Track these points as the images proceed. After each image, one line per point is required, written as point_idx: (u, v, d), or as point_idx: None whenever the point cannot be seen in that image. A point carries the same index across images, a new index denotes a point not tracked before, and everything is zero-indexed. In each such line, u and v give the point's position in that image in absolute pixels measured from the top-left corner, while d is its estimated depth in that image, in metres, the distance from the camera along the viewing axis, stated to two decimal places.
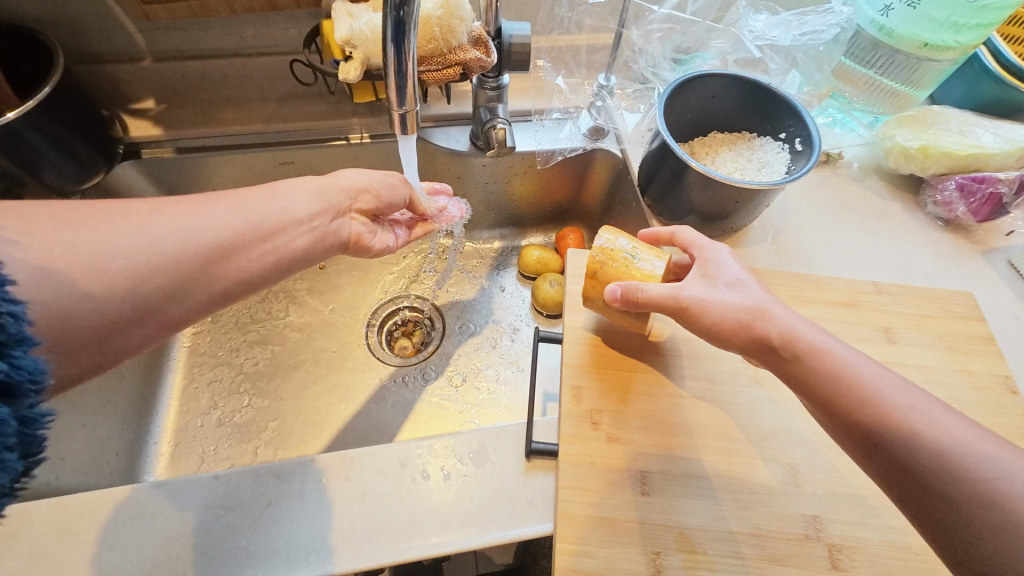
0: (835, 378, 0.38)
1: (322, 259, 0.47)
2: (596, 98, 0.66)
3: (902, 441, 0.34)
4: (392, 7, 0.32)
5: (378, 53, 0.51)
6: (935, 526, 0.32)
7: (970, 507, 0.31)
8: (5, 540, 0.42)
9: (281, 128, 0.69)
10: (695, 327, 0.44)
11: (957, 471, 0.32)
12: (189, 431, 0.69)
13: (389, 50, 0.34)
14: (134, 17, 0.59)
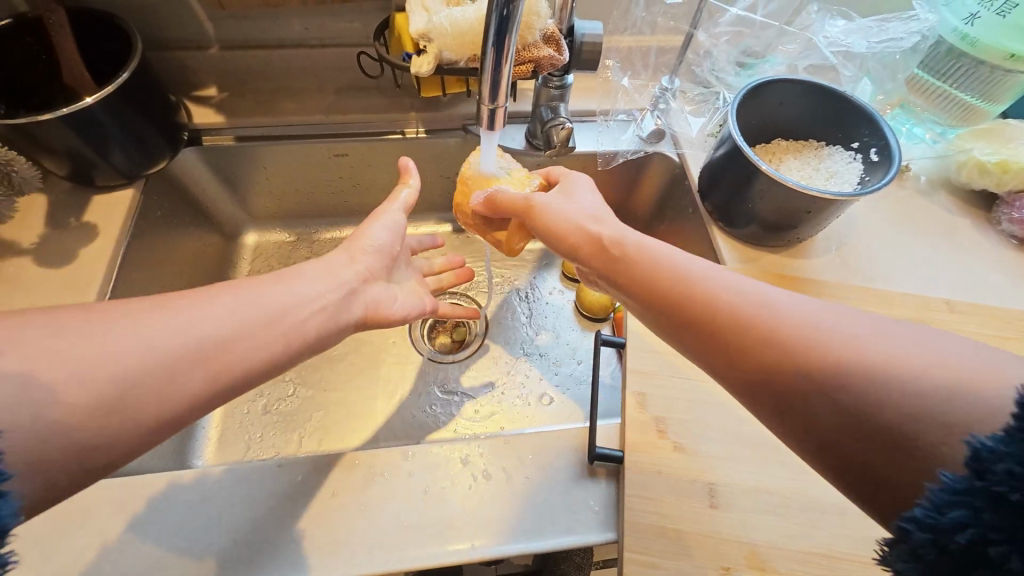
0: (654, 266, 0.40)
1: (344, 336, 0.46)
2: (659, 100, 0.66)
3: (692, 307, 0.37)
4: (499, 5, 0.32)
5: (454, 47, 0.50)
6: (759, 386, 0.33)
7: (762, 352, 0.33)
8: (77, 516, 0.43)
9: (339, 120, 0.68)
10: (545, 236, 0.49)
11: (752, 326, 0.34)
12: (236, 417, 0.69)
13: (490, 47, 0.35)
14: (207, 6, 0.60)
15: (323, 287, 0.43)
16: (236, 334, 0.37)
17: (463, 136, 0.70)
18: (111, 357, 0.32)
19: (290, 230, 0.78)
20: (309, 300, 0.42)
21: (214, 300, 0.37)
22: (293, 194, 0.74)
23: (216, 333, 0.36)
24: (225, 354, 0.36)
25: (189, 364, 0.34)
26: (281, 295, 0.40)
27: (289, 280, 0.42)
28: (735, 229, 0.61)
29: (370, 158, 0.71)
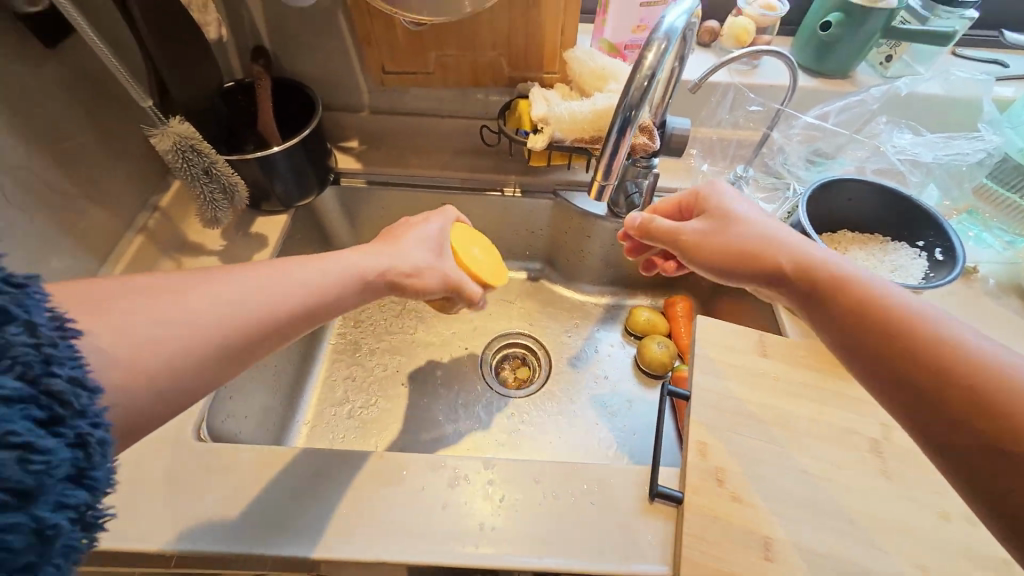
0: (882, 299, 0.38)
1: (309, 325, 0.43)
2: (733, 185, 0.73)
3: (852, 293, 0.39)
4: (625, 109, 0.43)
5: (567, 130, 0.61)
6: (881, 371, 0.36)
7: (897, 329, 0.36)
8: (221, 469, 0.52)
9: (452, 175, 0.82)
10: (707, 246, 0.46)
11: (902, 324, 0.36)
12: (325, 417, 0.79)
13: (611, 138, 0.45)
14: (370, 82, 0.76)
15: (350, 286, 0.46)
16: (275, 320, 0.40)
17: (554, 199, 0.82)
18: (183, 328, 0.35)
19: None
20: (337, 297, 0.45)
21: (243, 287, 0.39)
22: None
23: (261, 317, 0.39)
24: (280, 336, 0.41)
25: (248, 343, 0.38)
26: (302, 281, 0.42)
27: (308, 269, 0.43)
28: None
29: (472, 209, 0.83)
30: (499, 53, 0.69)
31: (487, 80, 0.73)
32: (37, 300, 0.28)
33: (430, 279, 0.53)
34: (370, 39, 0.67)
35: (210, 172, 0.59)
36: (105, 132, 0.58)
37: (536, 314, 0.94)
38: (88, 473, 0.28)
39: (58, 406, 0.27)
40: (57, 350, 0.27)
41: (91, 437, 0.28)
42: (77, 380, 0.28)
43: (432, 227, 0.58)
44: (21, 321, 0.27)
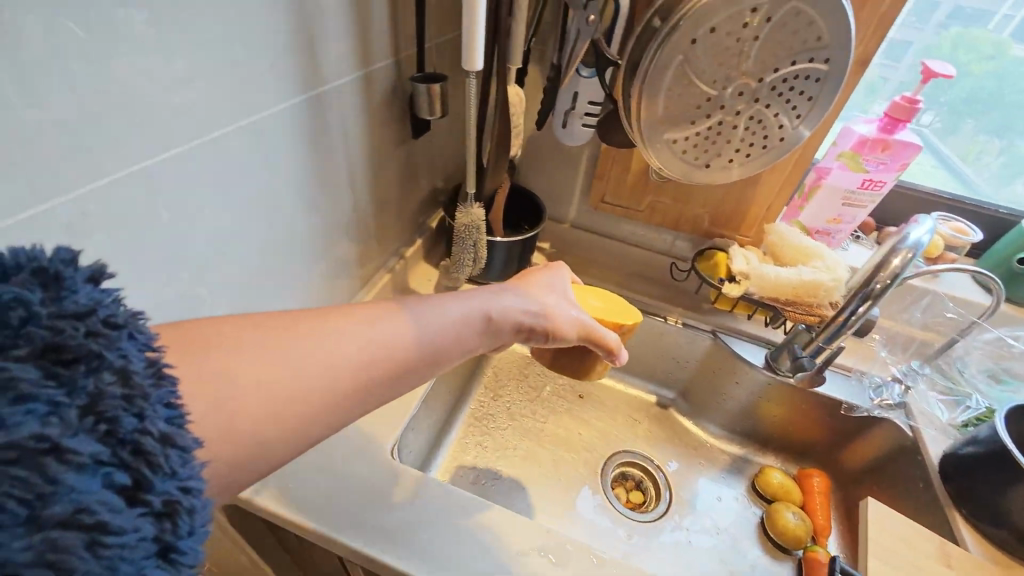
0: None
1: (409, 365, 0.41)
2: (907, 376, 0.77)
3: None
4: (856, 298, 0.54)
5: (763, 287, 0.71)
6: None
7: None
8: (408, 492, 0.58)
9: (625, 293, 0.92)
10: None
11: None
12: (452, 476, 0.83)
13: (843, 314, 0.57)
14: (582, 203, 0.92)
15: (472, 334, 0.45)
16: (405, 351, 0.40)
17: (713, 339, 0.88)
18: (326, 364, 0.36)
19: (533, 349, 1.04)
20: (462, 335, 0.44)
21: (362, 326, 0.39)
22: None
23: (398, 354, 0.40)
24: (420, 371, 0.41)
25: (392, 374, 0.39)
26: (423, 319, 0.42)
27: (431, 306, 0.43)
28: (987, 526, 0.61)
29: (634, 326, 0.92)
30: (705, 210, 0.81)
31: (685, 227, 0.85)
32: (138, 340, 0.26)
33: (565, 323, 0.52)
34: (604, 176, 0.83)
35: (476, 246, 0.75)
36: (404, 196, 0.77)
37: (660, 441, 0.95)
38: (174, 545, 0.25)
39: (145, 467, 0.24)
40: (149, 400, 0.25)
41: (179, 503, 0.25)
42: (172, 433, 0.25)
43: (562, 274, 0.57)
44: (113, 365, 0.25)
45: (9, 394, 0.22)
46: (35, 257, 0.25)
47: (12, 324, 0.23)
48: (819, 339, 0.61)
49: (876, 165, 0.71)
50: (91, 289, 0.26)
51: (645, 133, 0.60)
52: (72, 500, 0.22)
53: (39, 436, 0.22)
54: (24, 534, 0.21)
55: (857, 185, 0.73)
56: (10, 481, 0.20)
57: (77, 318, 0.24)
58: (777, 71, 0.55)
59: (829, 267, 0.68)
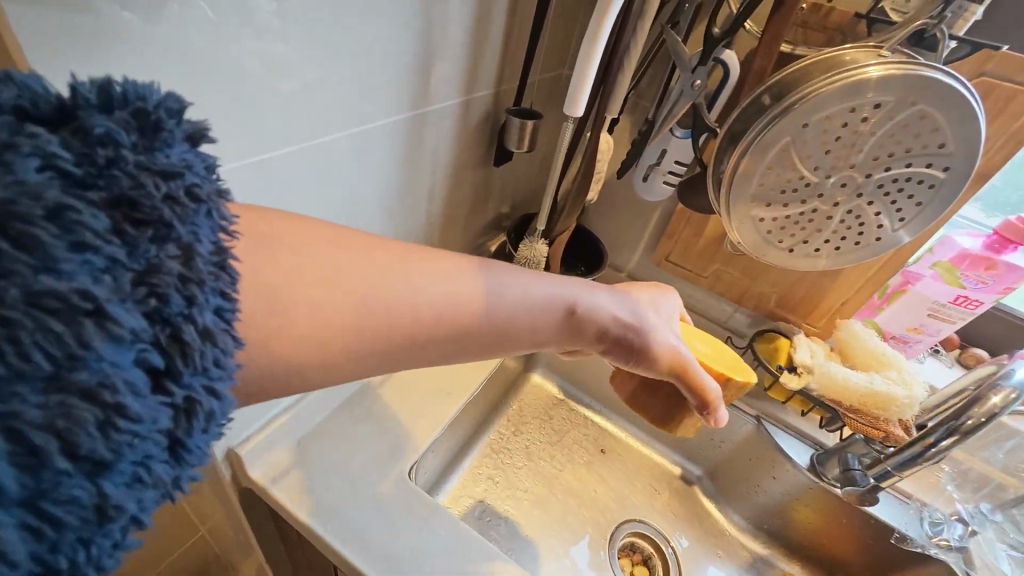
0: None
1: (471, 326, 0.39)
2: (974, 518, 0.71)
3: None
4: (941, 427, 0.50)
5: (823, 384, 0.67)
6: None
7: None
8: (419, 520, 0.56)
9: None
10: None
11: None
12: (459, 504, 0.82)
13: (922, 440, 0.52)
14: (644, 257, 0.90)
15: (553, 317, 0.43)
16: (481, 311, 0.39)
17: (755, 425, 0.83)
18: (406, 300, 0.36)
19: (562, 393, 1.02)
20: (541, 316, 0.43)
21: (450, 273, 0.38)
22: (593, 375, 0.99)
23: (472, 314, 0.39)
24: (476, 340, 0.40)
25: (453, 333, 0.38)
26: (510, 291, 0.41)
27: (524, 282, 0.42)
28: None
29: None
30: (774, 291, 0.78)
31: (748, 302, 0.81)
32: (213, 219, 0.25)
33: (659, 348, 0.48)
34: (673, 235, 0.81)
35: None
36: (472, 217, 0.78)
37: (677, 519, 0.90)
38: (183, 442, 0.24)
39: (178, 357, 0.22)
40: (203, 289, 0.23)
41: (200, 404, 0.23)
42: (217, 328, 0.24)
43: (670, 302, 0.53)
44: (179, 240, 0.23)
45: (68, 238, 0.19)
46: (143, 98, 0.23)
47: (96, 163, 0.21)
48: (895, 470, 0.55)
49: (974, 282, 0.66)
50: (185, 150, 0.24)
51: (731, 205, 0.58)
52: (99, 372, 0.20)
53: (84, 294, 0.19)
54: (42, 389, 0.19)
55: (949, 299, 0.68)
56: (42, 332, 0.18)
57: (162, 176, 0.23)
58: (888, 170, 0.52)
59: (904, 380, 0.63)
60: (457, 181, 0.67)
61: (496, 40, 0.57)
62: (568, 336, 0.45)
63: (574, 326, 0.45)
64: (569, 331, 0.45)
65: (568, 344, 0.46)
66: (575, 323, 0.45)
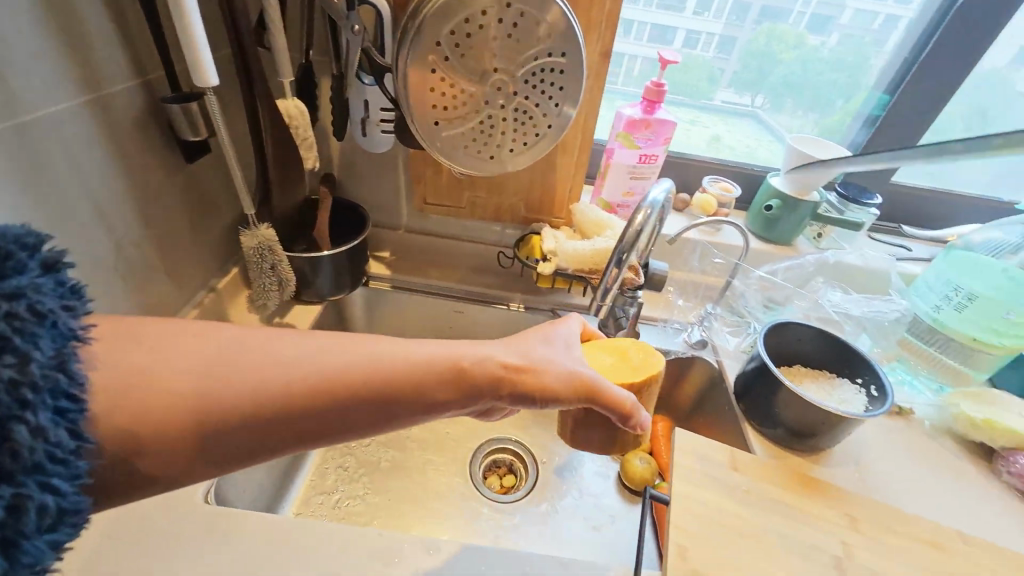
0: None
1: (346, 395, 0.39)
2: (704, 318, 0.90)
3: None
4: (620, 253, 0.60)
5: (569, 261, 0.78)
6: None
7: None
8: (232, 534, 0.54)
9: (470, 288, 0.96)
10: None
11: None
12: (311, 505, 0.80)
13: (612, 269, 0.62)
14: (411, 208, 0.93)
15: (441, 377, 0.42)
16: (357, 380, 0.39)
17: (552, 317, 0.95)
18: None
19: None
20: (426, 375, 0.41)
21: (323, 350, 0.40)
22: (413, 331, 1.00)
23: (340, 383, 0.39)
24: (355, 413, 0.39)
25: (318, 406, 0.38)
26: (390, 352, 0.41)
27: (395, 350, 0.42)
28: (767, 428, 0.74)
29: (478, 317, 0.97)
30: (519, 199, 0.87)
31: (506, 217, 0.90)
32: (58, 333, 0.30)
33: (560, 376, 0.47)
34: (421, 179, 0.85)
35: (275, 267, 0.71)
36: (200, 223, 0.72)
37: (525, 422, 1.00)
38: (18, 539, 0.27)
39: (10, 455, 0.27)
40: (36, 393, 0.28)
41: (30, 501, 0.27)
42: (63, 437, 0.29)
43: (563, 327, 0.54)
44: (17, 352, 0.27)
45: None
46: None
47: None
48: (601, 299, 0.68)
49: (645, 141, 0.82)
50: (35, 277, 0.30)
51: (422, 132, 0.63)
52: None
53: None
54: None
55: (635, 160, 0.84)
56: None
57: (6, 300, 0.28)
58: (523, 66, 0.61)
59: (617, 233, 0.78)
60: (144, 192, 0.60)
61: (103, 24, 0.51)
62: (464, 386, 0.43)
63: (465, 378, 0.43)
64: (464, 381, 0.43)
65: (465, 397, 0.43)
66: (467, 370, 0.43)
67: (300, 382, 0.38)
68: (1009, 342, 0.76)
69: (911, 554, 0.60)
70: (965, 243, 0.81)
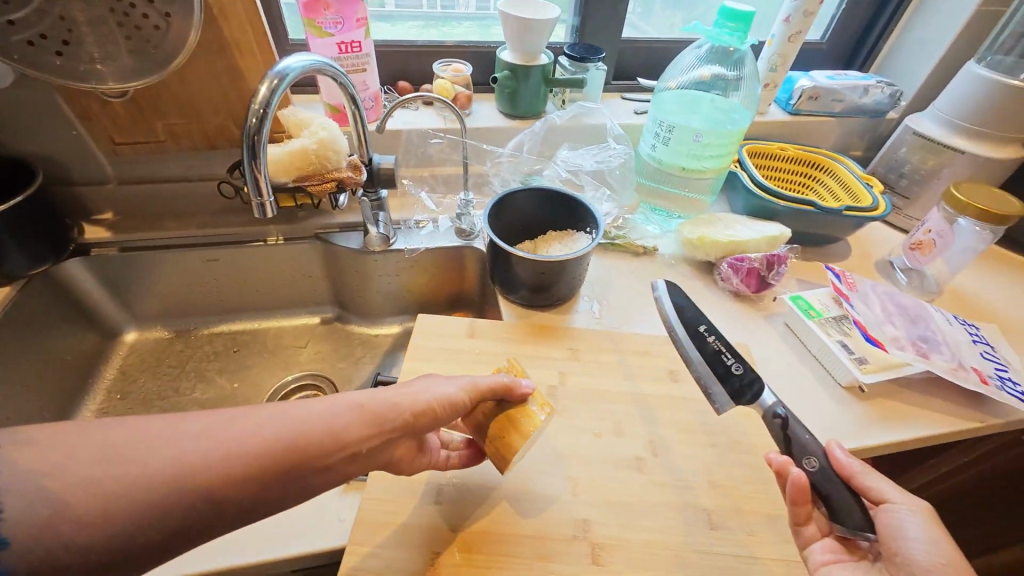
0: None
1: (260, 467, 0.35)
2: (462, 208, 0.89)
3: None
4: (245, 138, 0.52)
5: (273, 173, 0.71)
6: None
7: None
8: None
9: (215, 232, 0.89)
10: None
11: None
12: None
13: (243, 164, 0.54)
14: (106, 153, 0.80)
15: (338, 428, 0.39)
16: (285, 445, 0.36)
17: (316, 242, 0.92)
18: None
19: (170, 328, 0.97)
20: (340, 428, 0.39)
21: (230, 416, 0.36)
22: (184, 296, 0.95)
23: (263, 450, 0.35)
24: (277, 471, 0.35)
25: (255, 476, 0.34)
26: (308, 412, 0.39)
27: (293, 405, 0.39)
28: (513, 293, 0.77)
29: (239, 262, 0.92)
30: (223, 117, 0.79)
31: (221, 142, 0.83)
32: None
33: (448, 391, 0.48)
34: (91, 114, 0.75)
35: None
36: None
37: (328, 355, 0.98)
38: None
39: None
40: None
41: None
42: None
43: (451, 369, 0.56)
44: None
45: None
46: None
47: None
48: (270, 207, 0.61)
49: (333, 25, 0.74)
50: None
51: None
52: None
53: None
54: None
55: (337, 50, 0.77)
56: None
57: None
58: None
59: (315, 132, 0.72)
60: None
61: None
62: (338, 428, 0.39)
63: (339, 431, 0.39)
64: (331, 431, 0.39)
65: (359, 444, 0.41)
66: (337, 421, 0.40)
67: (217, 451, 0.33)
68: (710, 166, 0.83)
69: (625, 366, 0.67)
70: (677, 85, 0.89)
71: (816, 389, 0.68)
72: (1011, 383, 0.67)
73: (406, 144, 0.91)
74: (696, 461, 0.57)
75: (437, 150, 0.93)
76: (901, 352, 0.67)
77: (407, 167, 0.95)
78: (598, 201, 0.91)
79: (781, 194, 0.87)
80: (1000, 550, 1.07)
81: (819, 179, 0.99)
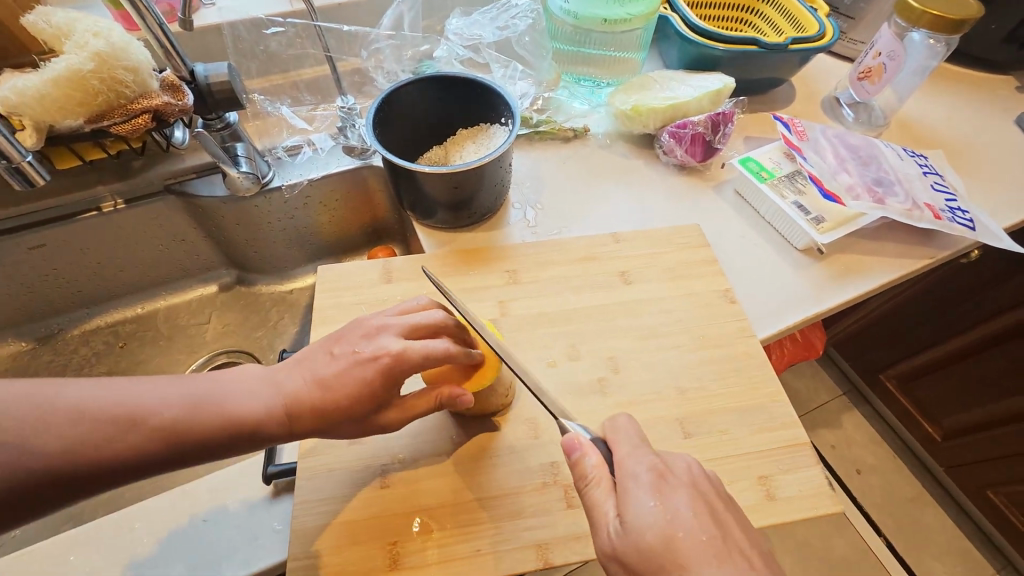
0: None
1: (191, 427, 0.35)
2: (346, 120, 0.72)
3: None
4: None
5: (48, 115, 0.50)
6: None
7: None
8: None
9: (21, 208, 0.67)
10: None
11: None
12: None
13: None
14: None
15: (271, 406, 0.38)
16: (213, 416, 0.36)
17: (171, 197, 0.72)
18: None
19: (22, 338, 0.77)
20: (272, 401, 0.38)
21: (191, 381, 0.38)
22: (22, 299, 0.74)
23: (198, 413, 0.36)
24: (203, 435, 0.36)
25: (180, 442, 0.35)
26: (243, 385, 0.39)
27: (235, 378, 0.39)
28: (427, 217, 0.64)
29: (75, 242, 0.71)
30: None
31: None
32: None
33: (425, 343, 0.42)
34: None
35: None
36: None
37: (236, 325, 0.83)
38: None
39: None
40: None
41: None
42: None
43: (381, 340, 0.40)
44: None
45: None
46: None
47: None
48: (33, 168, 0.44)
49: None
50: None
51: None
52: None
53: None
54: None
55: None
56: None
57: None
58: None
59: (82, 43, 0.50)
60: None
61: None
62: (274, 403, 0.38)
63: (269, 409, 0.38)
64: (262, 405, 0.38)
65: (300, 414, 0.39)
66: (267, 403, 0.38)
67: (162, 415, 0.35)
68: (636, 10, 0.68)
69: (569, 277, 0.58)
70: None
71: (773, 259, 0.63)
72: (960, 213, 0.64)
73: (235, 42, 0.69)
74: (660, 369, 0.52)
75: (280, 43, 0.71)
76: (857, 203, 0.61)
77: (253, 77, 0.74)
78: (511, 81, 0.75)
79: (719, 35, 0.73)
80: (918, 358, 1.18)
81: (757, 11, 0.85)
